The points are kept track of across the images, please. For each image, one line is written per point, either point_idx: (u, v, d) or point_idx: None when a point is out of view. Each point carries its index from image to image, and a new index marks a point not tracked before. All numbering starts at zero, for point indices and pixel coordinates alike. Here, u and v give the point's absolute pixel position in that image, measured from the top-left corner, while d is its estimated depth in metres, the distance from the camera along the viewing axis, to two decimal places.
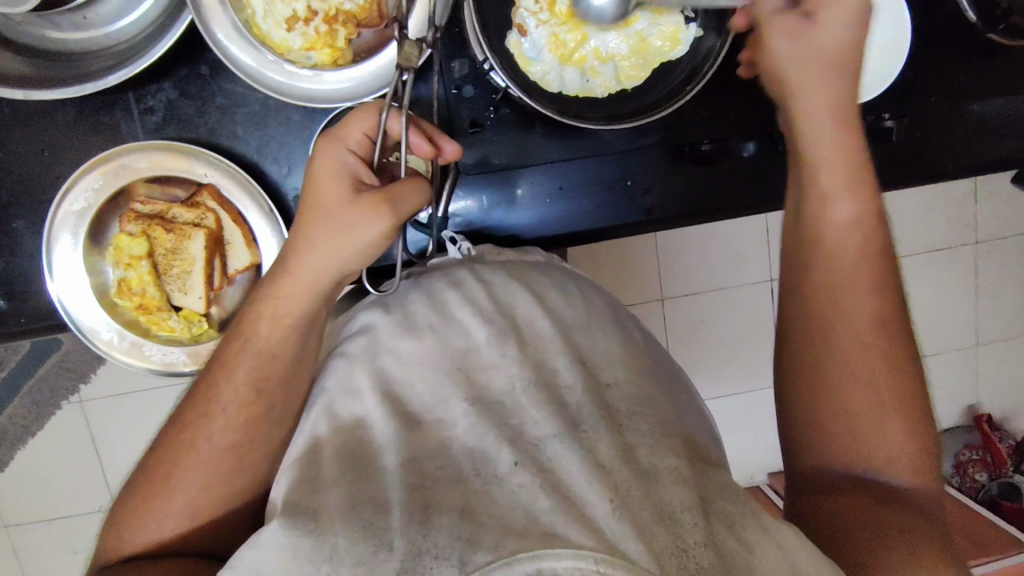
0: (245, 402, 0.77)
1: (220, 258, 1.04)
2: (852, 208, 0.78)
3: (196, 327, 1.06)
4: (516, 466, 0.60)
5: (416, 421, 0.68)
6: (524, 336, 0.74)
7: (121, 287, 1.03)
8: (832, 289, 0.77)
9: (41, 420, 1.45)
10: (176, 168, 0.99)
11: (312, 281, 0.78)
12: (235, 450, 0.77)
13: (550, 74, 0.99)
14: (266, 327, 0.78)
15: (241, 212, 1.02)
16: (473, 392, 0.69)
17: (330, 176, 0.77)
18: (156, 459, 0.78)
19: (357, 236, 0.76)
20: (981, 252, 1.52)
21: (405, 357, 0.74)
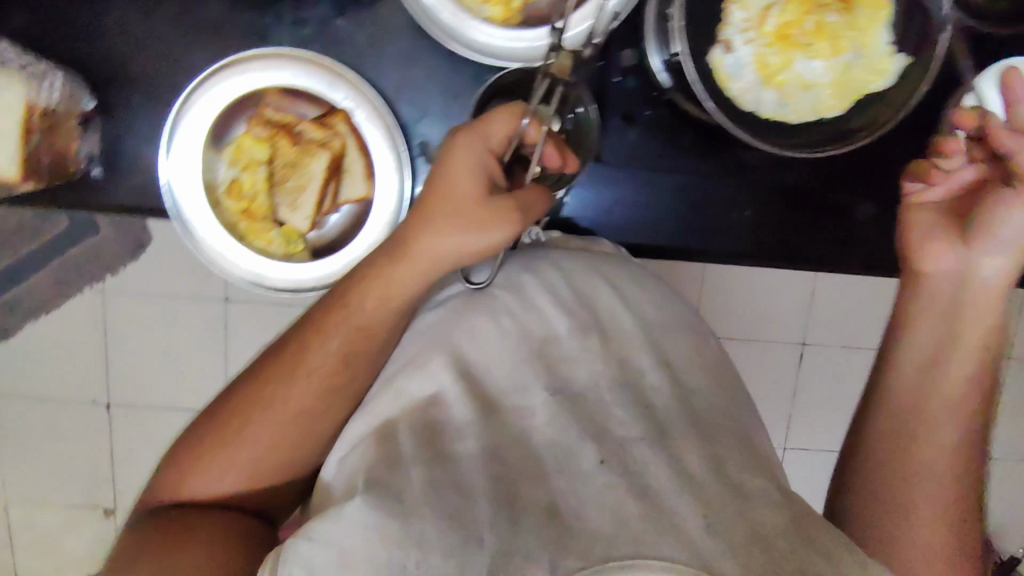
0: (329, 368, 0.87)
1: (336, 184, 1.04)
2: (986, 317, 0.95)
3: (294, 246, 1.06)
4: (603, 465, 0.68)
5: (497, 406, 0.76)
6: (608, 329, 0.83)
7: (234, 189, 1.04)
8: (931, 404, 0.92)
9: (61, 297, 1.43)
10: (318, 87, 1.01)
11: (431, 255, 0.84)
12: (309, 405, 0.87)
13: (751, 91, 1.00)
14: (370, 305, 0.87)
15: (365, 146, 1.03)
16: (555, 384, 0.76)
17: (467, 166, 0.84)
18: (243, 404, 0.87)
19: (489, 229, 0.82)
20: (1013, 368, 1.52)
21: (484, 340, 0.80)
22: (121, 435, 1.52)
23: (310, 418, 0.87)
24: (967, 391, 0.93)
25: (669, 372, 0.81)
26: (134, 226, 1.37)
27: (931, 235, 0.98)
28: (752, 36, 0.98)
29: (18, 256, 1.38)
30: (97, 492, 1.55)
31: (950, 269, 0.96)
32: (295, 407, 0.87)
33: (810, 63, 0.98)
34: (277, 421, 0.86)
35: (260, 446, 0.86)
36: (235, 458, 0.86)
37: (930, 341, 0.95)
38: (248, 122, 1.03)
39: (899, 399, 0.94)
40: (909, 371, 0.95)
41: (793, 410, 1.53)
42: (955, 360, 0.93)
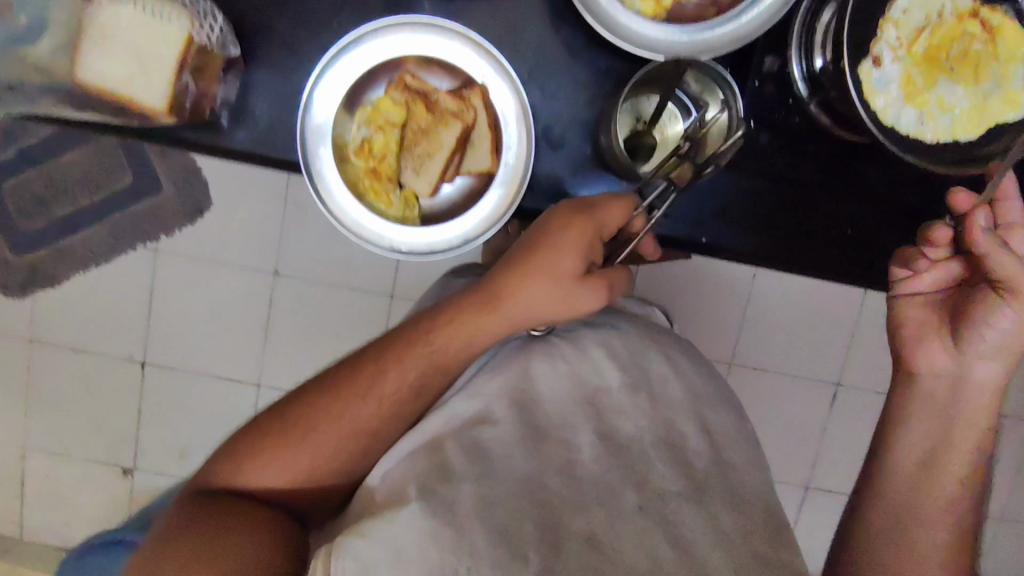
0: (399, 392, 0.85)
1: (460, 158, 0.83)
2: (977, 415, 0.89)
3: (412, 215, 0.85)
4: (641, 507, 0.70)
5: (542, 433, 0.75)
6: (656, 391, 0.81)
7: (362, 145, 0.84)
8: (933, 495, 0.88)
9: (113, 253, 1.45)
10: (464, 54, 0.80)
11: (520, 311, 0.81)
12: (371, 424, 0.85)
13: (894, 108, 0.74)
14: (454, 343, 0.84)
15: (501, 124, 0.81)
16: (602, 428, 0.76)
17: (569, 248, 0.77)
18: (317, 411, 0.85)
19: (580, 305, 0.79)
20: None
21: (539, 377, 0.80)
22: (149, 397, 1.52)
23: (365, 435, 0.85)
24: (963, 488, 0.88)
25: (706, 425, 0.81)
26: (196, 185, 1.40)
27: (914, 343, 0.89)
28: (901, 44, 0.74)
29: (80, 206, 1.41)
30: (117, 451, 1.54)
31: (942, 370, 0.88)
32: (363, 420, 0.85)
33: (953, 89, 0.75)
34: (338, 433, 0.84)
35: (314, 454, 0.84)
36: (298, 454, 0.84)
37: (927, 440, 0.89)
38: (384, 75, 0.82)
39: (908, 471, 0.90)
40: (925, 465, 0.89)
41: (818, 450, 1.53)
42: (961, 454, 0.88)
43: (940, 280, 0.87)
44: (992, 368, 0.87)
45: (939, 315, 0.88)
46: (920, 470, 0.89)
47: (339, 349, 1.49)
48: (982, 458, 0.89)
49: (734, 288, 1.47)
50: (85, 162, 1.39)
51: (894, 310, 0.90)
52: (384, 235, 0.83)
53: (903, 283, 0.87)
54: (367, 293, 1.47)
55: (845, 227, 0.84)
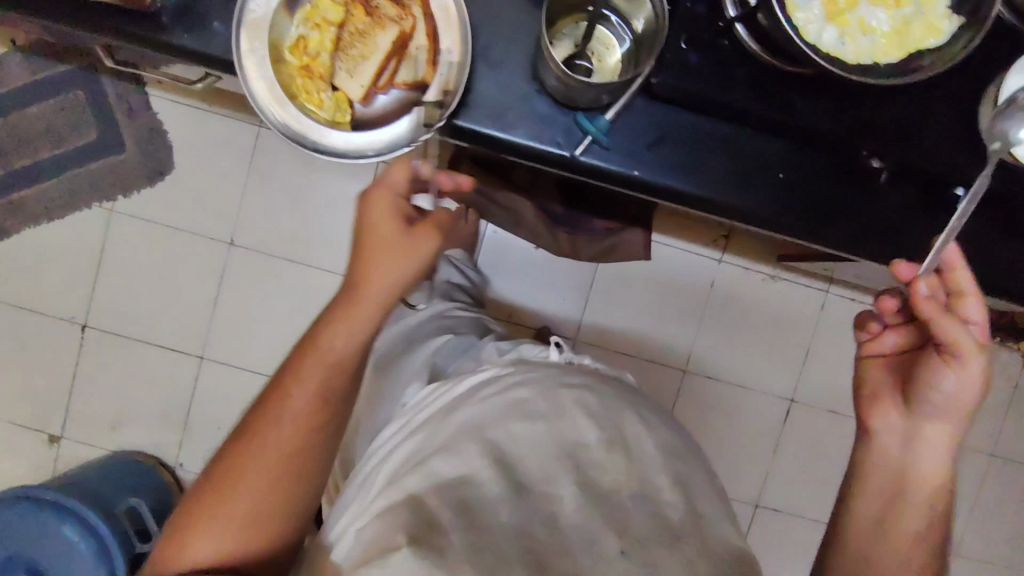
0: (308, 415, 0.72)
1: (397, 64, 0.62)
2: (933, 479, 0.71)
3: (344, 121, 0.62)
4: (624, 554, 0.57)
5: (525, 487, 0.61)
6: (636, 449, 0.67)
7: (297, 39, 0.62)
8: (882, 561, 0.71)
9: (67, 209, 1.42)
10: None
11: (386, 288, 0.73)
12: (293, 456, 0.71)
13: (813, 23, 0.53)
14: (339, 339, 0.73)
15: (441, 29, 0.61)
16: (582, 480, 0.62)
17: (384, 215, 0.74)
18: (234, 465, 0.70)
19: (422, 254, 0.74)
20: (995, 464, 1.51)
21: (522, 434, 0.65)
22: (88, 363, 1.46)
23: (298, 472, 0.71)
24: (916, 556, 0.71)
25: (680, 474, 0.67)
26: (159, 147, 1.40)
27: (868, 401, 0.75)
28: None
29: (38, 157, 1.39)
30: (45, 415, 1.46)
31: (900, 426, 0.72)
32: (283, 453, 0.70)
33: (876, 10, 0.53)
34: (267, 475, 0.69)
35: (249, 507, 0.68)
36: (231, 516, 0.68)
37: (882, 493, 0.73)
38: None
39: (864, 527, 0.72)
40: (876, 529, 0.72)
41: (770, 469, 1.50)
42: (914, 515, 0.71)
43: (903, 346, 0.75)
44: (944, 428, 0.71)
45: (901, 373, 0.74)
46: (873, 530, 0.72)
47: (289, 327, 1.45)
48: (936, 524, 0.72)
49: (690, 296, 1.47)
50: (49, 114, 1.38)
51: (859, 373, 0.77)
52: (313, 143, 0.61)
53: (866, 346, 0.77)
54: (324, 273, 1.44)
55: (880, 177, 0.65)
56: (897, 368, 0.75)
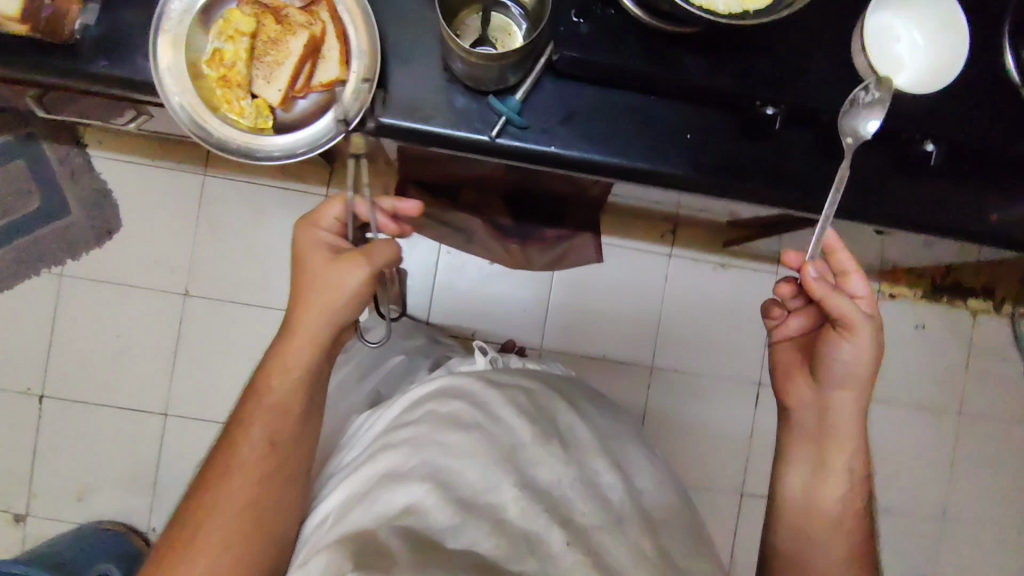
0: (261, 452, 0.72)
1: (309, 69, 0.65)
2: (850, 439, 0.76)
3: (268, 127, 0.65)
4: (569, 546, 0.59)
5: (473, 501, 0.62)
6: (567, 440, 0.73)
7: (214, 53, 0.64)
8: (814, 517, 0.76)
9: (15, 280, 1.41)
10: None
11: (320, 314, 0.76)
12: (257, 490, 0.70)
13: None
14: (278, 375, 0.76)
15: (347, 33, 0.64)
16: (523, 481, 0.64)
17: (311, 248, 0.78)
18: (197, 508, 0.68)
19: (348, 286, 0.75)
20: (965, 425, 1.53)
21: (459, 443, 0.66)
22: (47, 435, 1.42)
23: (262, 507, 0.69)
24: (847, 509, 0.76)
25: (609, 456, 0.75)
26: (105, 208, 1.41)
27: (783, 380, 0.81)
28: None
29: None
30: (5, 495, 1.41)
31: (815, 398, 0.78)
32: (250, 490, 0.70)
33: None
34: (232, 514, 0.68)
35: (218, 545, 0.66)
36: (195, 556, 0.65)
37: (808, 463, 0.78)
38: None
39: (799, 498, 0.77)
40: (806, 491, 0.77)
41: (749, 456, 1.51)
42: (837, 473, 0.76)
43: (807, 326, 0.80)
44: (849, 395, 0.76)
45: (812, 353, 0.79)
46: (804, 492, 0.77)
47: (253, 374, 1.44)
48: (860, 477, 0.77)
49: (646, 293, 1.49)
50: None
51: (774, 356, 0.84)
52: (239, 149, 0.63)
53: (777, 330, 0.83)
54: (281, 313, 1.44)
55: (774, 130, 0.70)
56: (804, 348, 0.81)
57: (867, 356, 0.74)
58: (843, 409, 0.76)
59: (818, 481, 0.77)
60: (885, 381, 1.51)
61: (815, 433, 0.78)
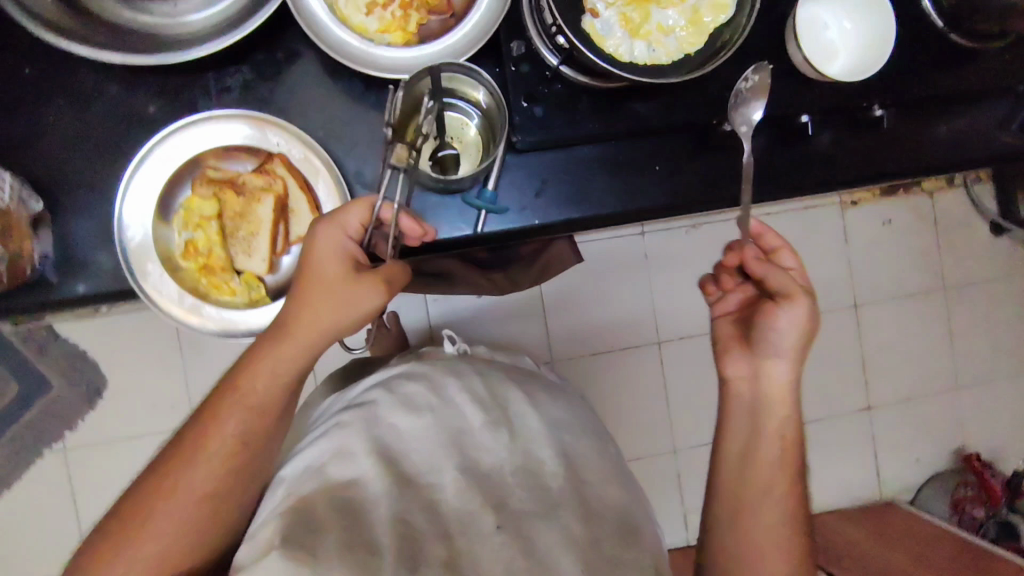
0: (229, 454, 0.57)
1: (284, 229, 0.64)
2: (777, 392, 0.63)
3: (263, 297, 0.65)
4: (498, 529, 0.51)
5: (411, 478, 0.54)
6: (518, 427, 0.60)
7: (186, 245, 0.64)
8: (749, 477, 0.62)
9: (17, 470, 1.35)
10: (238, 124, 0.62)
11: (317, 332, 0.60)
12: (212, 497, 0.56)
13: (622, 48, 0.58)
14: (264, 377, 0.59)
15: (310, 182, 0.64)
16: (467, 464, 0.55)
17: (328, 256, 0.60)
18: (135, 504, 0.55)
19: (360, 313, 0.61)
20: (953, 297, 1.60)
21: (410, 427, 0.58)
22: None
23: (218, 518, 0.56)
24: (788, 460, 0.62)
25: (562, 443, 0.61)
26: (84, 369, 1.35)
27: (718, 354, 0.67)
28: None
29: None
30: None
31: (751, 368, 0.64)
32: (199, 494, 0.55)
33: (666, 11, 0.58)
34: (178, 522, 0.54)
35: (159, 554, 0.53)
36: (135, 560, 0.53)
37: (745, 423, 0.64)
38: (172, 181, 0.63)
39: (733, 457, 0.63)
40: (737, 464, 0.63)
41: None
42: (767, 445, 0.62)
43: (744, 302, 0.68)
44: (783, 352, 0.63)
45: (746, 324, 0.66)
46: (734, 461, 0.63)
47: None
48: (795, 452, 0.62)
49: None
50: None
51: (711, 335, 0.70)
52: (246, 329, 0.63)
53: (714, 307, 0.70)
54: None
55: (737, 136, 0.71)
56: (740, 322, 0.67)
57: (801, 327, 0.62)
58: (779, 372, 0.63)
59: (754, 432, 0.63)
60: (871, 282, 1.57)
61: (746, 400, 0.64)
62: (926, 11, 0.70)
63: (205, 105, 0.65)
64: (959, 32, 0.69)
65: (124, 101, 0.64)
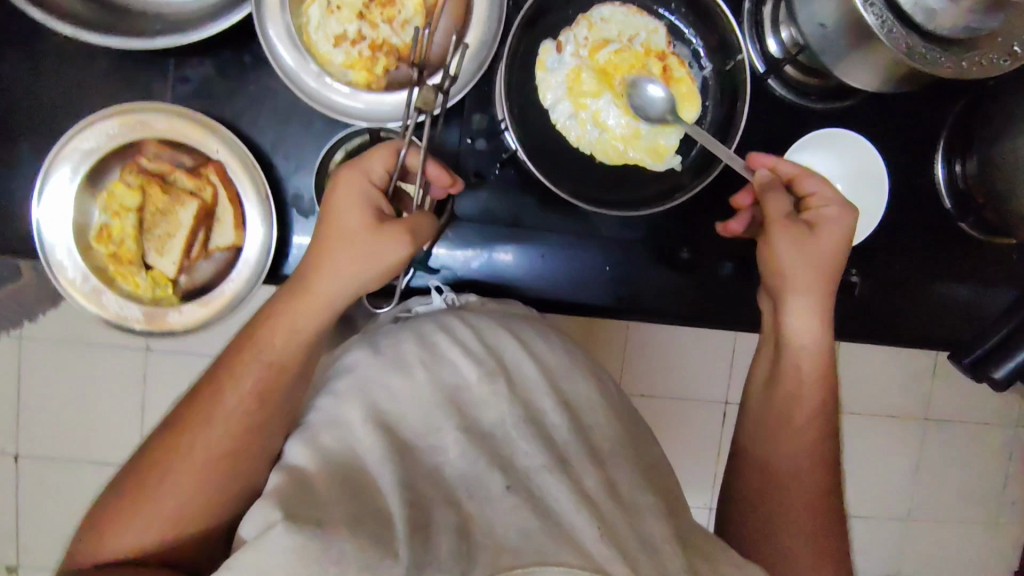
0: (246, 415, 0.48)
1: (203, 234, 0.63)
2: (811, 311, 0.54)
3: (168, 296, 0.63)
4: (509, 491, 0.40)
5: (407, 443, 0.43)
6: (517, 382, 0.48)
7: (102, 228, 0.62)
8: (766, 414, 0.57)
9: None
10: (181, 126, 0.61)
11: (332, 297, 0.49)
12: (231, 456, 0.47)
13: (551, 93, 0.54)
14: (283, 334, 0.49)
15: (242, 195, 0.62)
16: (466, 422, 0.44)
17: (348, 205, 0.49)
18: (150, 456, 0.46)
19: (383, 263, 0.49)
20: None
21: (403, 390, 0.46)
22: None
23: (237, 480, 0.47)
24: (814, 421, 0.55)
25: (563, 393, 0.50)
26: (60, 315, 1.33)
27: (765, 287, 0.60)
28: (588, 43, 0.54)
29: None
30: None
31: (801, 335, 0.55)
32: (218, 447, 0.47)
33: (614, 106, 0.54)
34: (190, 486, 0.45)
35: (186, 504, 0.45)
36: (151, 517, 0.45)
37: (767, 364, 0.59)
38: (103, 159, 0.61)
39: (756, 394, 0.59)
40: (757, 438, 0.57)
41: None
42: (805, 419, 0.55)
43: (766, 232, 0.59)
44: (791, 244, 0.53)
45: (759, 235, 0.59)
46: (760, 423, 0.57)
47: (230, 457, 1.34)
48: (829, 408, 0.56)
49: None
50: None
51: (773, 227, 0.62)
52: (139, 326, 0.62)
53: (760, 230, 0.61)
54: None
55: (708, 259, 0.65)
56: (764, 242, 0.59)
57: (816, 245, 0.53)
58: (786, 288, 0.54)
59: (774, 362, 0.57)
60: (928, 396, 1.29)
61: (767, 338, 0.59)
62: (937, 180, 0.65)
63: (162, 89, 0.63)
64: (967, 221, 0.64)
65: (83, 68, 0.62)
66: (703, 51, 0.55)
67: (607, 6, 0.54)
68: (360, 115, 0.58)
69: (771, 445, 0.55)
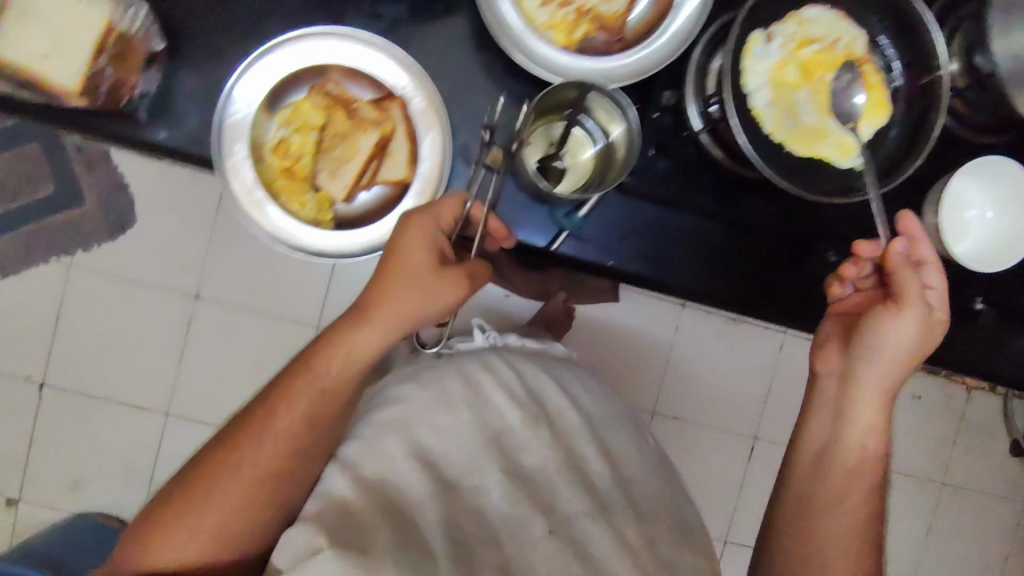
0: (295, 436, 0.55)
1: (373, 166, 0.64)
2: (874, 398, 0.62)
3: (328, 220, 0.65)
4: (551, 534, 0.50)
5: (453, 482, 0.52)
6: (558, 423, 0.59)
7: (279, 142, 0.63)
8: (815, 483, 0.64)
9: None
10: (376, 60, 0.63)
11: (390, 326, 0.58)
12: (274, 478, 0.54)
13: (756, 77, 0.58)
14: (341, 359, 0.57)
15: (420, 134, 0.64)
16: (508, 464, 0.54)
17: (416, 244, 0.57)
18: (202, 465, 0.54)
19: (439, 302, 0.58)
20: None
21: (445, 428, 0.55)
22: None
23: (275, 500, 0.54)
24: (858, 492, 0.63)
25: (604, 441, 0.60)
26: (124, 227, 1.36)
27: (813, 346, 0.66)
28: (795, 37, 0.58)
29: None
30: None
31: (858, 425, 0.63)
32: (264, 469, 0.54)
33: (808, 100, 0.59)
34: (237, 495, 0.53)
35: (227, 520, 0.52)
36: (195, 527, 0.52)
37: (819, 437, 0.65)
38: (295, 74, 0.62)
39: (804, 463, 0.65)
40: (800, 507, 0.64)
41: None
42: (858, 497, 0.63)
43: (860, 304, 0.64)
44: (877, 378, 0.62)
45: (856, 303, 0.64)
46: (805, 500, 0.64)
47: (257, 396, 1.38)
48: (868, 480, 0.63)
49: None
50: None
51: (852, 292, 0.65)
52: (299, 244, 0.64)
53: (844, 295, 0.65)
54: (218, 303, 1.12)
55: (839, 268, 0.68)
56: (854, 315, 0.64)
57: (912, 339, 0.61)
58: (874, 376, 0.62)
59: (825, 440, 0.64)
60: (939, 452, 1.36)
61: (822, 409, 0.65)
62: None
63: (351, 21, 0.64)
64: None
65: None
66: (897, 64, 0.59)
67: (817, 7, 0.59)
68: (557, 70, 0.60)
69: (814, 514, 0.63)
